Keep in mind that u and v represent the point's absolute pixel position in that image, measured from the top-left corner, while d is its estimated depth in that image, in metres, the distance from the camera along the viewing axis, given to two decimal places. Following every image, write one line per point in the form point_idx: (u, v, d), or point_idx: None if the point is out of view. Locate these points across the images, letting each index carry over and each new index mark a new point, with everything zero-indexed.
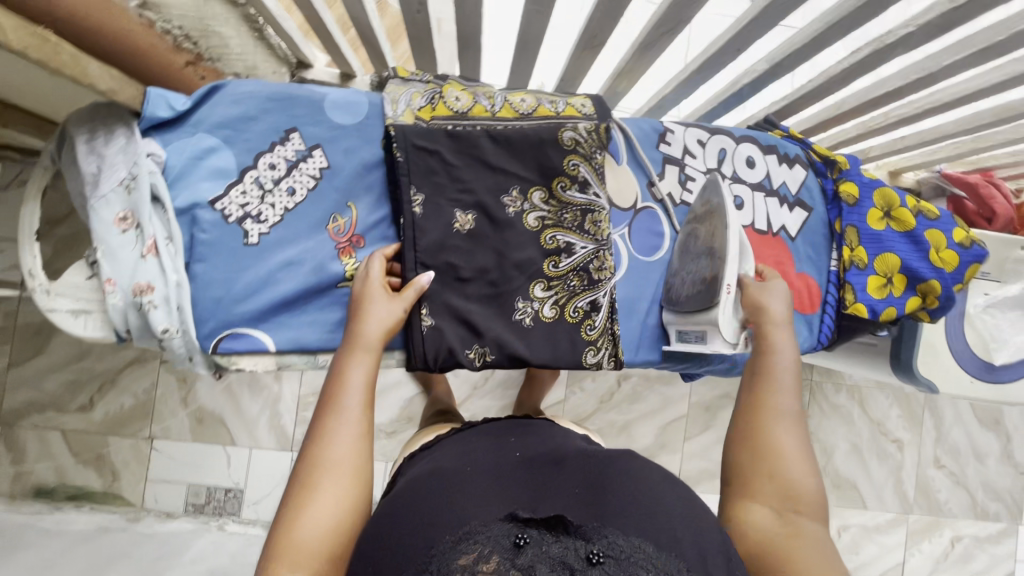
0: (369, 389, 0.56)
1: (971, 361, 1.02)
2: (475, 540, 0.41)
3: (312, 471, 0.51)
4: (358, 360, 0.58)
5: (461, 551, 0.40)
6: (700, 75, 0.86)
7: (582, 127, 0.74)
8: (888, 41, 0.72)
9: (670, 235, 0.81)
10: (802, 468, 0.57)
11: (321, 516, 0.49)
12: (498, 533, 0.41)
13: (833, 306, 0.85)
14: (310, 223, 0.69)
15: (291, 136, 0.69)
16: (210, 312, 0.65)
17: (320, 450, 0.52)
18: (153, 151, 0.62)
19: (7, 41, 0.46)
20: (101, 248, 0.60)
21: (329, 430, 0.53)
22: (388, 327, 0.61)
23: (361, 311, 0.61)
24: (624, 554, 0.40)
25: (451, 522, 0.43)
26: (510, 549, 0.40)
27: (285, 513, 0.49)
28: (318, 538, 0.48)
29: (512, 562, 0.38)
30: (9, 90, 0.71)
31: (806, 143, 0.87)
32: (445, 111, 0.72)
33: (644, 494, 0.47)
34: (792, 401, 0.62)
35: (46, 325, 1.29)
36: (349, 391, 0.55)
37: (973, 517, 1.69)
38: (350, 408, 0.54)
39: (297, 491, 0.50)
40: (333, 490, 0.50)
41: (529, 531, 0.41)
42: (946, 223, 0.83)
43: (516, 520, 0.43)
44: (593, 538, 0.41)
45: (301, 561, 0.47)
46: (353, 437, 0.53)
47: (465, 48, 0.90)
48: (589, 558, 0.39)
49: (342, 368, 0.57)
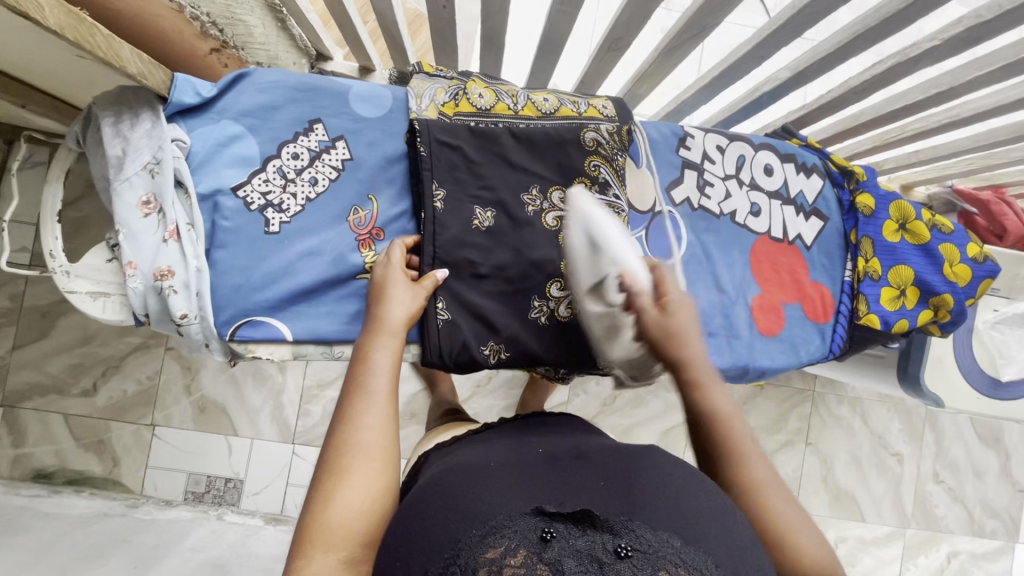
0: (394, 372, 0.57)
1: (978, 377, 1.03)
2: (503, 534, 0.40)
3: (339, 457, 0.51)
4: (385, 344, 0.58)
5: (488, 544, 0.40)
6: (722, 81, 0.86)
7: (604, 129, 0.74)
8: (911, 54, 0.72)
9: (687, 239, 0.79)
10: (805, 537, 0.53)
11: (355, 501, 0.48)
12: (524, 526, 0.41)
13: (847, 316, 0.85)
14: (330, 214, 0.69)
15: (315, 127, 0.69)
16: (229, 300, 0.65)
17: (346, 434, 0.52)
18: (178, 137, 0.63)
19: (44, 19, 0.46)
20: (123, 230, 0.61)
21: (355, 414, 0.53)
22: (413, 312, 0.62)
23: (386, 295, 0.62)
24: (653, 548, 0.40)
25: (477, 515, 0.43)
26: (537, 543, 0.39)
27: (315, 498, 0.49)
28: (353, 521, 0.48)
29: (539, 556, 0.38)
30: (32, 69, 0.72)
31: (824, 153, 0.87)
32: (468, 108, 0.72)
33: (682, 494, 0.47)
34: (763, 467, 0.57)
35: (53, 309, 1.29)
36: (375, 375, 0.55)
37: (970, 533, 1.69)
38: (378, 392, 0.55)
39: (325, 478, 0.50)
40: (364, 474, 0.50)
41: (556, 526, 0.41)
42: (960, 237, 0.83)
43: (541, 514, 0.42)
44: (621, 533, 0.41)
45: (334, 544, 0.47)
46: (380, 423, 0.53)
47: (488, 47, 0.91)
48: (617, 551, 0.39)
49: (369, 352, 0.57)
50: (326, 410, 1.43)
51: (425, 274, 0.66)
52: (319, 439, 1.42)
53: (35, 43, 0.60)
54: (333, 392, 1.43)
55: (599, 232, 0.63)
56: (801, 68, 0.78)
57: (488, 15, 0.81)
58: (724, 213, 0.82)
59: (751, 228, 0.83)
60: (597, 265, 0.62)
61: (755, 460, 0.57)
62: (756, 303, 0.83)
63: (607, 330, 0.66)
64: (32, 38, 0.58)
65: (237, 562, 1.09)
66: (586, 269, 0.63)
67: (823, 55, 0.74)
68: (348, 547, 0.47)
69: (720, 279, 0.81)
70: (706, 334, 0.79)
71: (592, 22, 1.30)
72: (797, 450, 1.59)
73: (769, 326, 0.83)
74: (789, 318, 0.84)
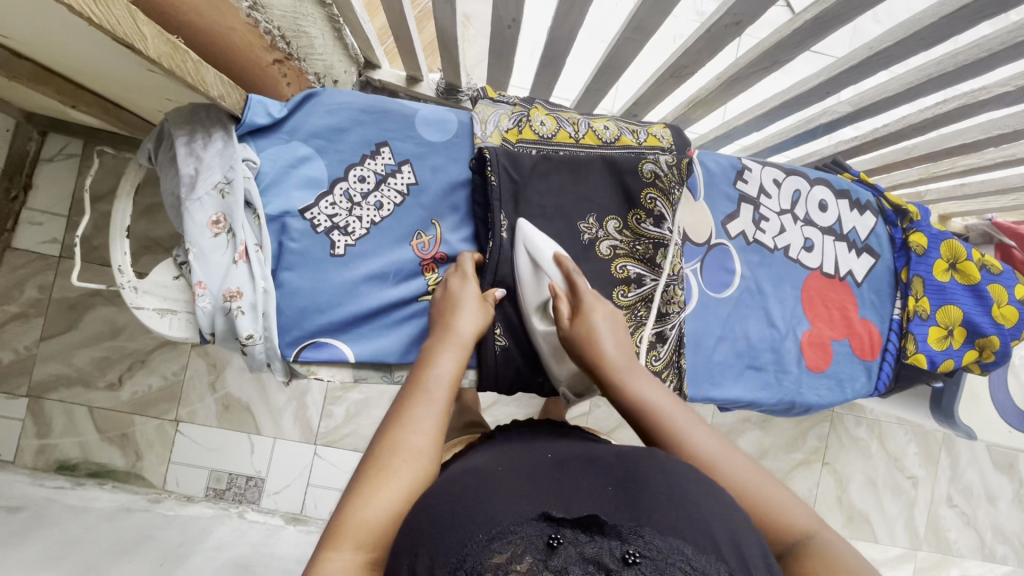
0: (455, 382, 0.55)
1: (1010, 413, 1.04)
2: (508, 539, 0.35)
3: (389, 457, 0.47)
4: (450, 354, 0.57)
5: (493, 549, 0.35)
6: (782, 110, 0.87)
7: (663, 160, 0.71)
8: (981, 98, 0.74)
9: (740, 272, 0.80)
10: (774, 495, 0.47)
11: (391, 503, 0.45)
12: (530, 531, 0.35)
13: (894, 354, 0.86)
14: (395, 237, 0.70)
15: (382, 150, 0.69)
16: (294, 321, 0.66)
17: (398, 436, 0.49)
18: (249, 157, 0.63)
19: (146, 48, 0.46)
20: (193, 249, 0.61)
21: (412, 416, 0.51)
22: (480, 331, 0.61)
23: (457, 310, 0.62)
24: (663, 555, 0.34)
25: (480, 516, 0.37)
26: (543, 550, 0.34)
27: (353, 489, 0.46)
28: (387, 523, 0.44)
29: (544, 565, 0.33)
30: (95, 70, 0.70)
31: (878, 190, 0.87)
32: (531, 135, 0.71)
33: (678, 486, 0.39)
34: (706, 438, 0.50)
35: (81, 301, 1.26)
36: (437, 381, 0.54)
37: (980, 557, 1.70)
38: (437, 399, 0.53)
39: (368, 471, 0.47)
40: (409, 478, 0.46)
41: (563, 531, 0.35)
42: (1008, 278, 0.83)
43: (548, 519, 0.36)
44: (629, 539, 0.35)
45: (364, 543, 0.43)
46: (432, 428, 0.50)
47: (546, 65, 0.90)
48: (624, 558, 0.33)
49: (433, 359, 0.56)
50: (348, 411, 1.43)
51: (484, 292, 0.66)
52: (342, 440, 1.42)
53: (116, 58, 0.60)
54: (357, 394, 1.44)
55: (533, 250, 0.64)
56: (865, 103, 0.80)
57: (553, 37, 0.81)
58: (778, 247, 0.82)
59: (804, 263, 0.84)
60: (538, 283, 0.65)
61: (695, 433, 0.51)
62: (806, 338, 0.83)
63: (555, 351, 0.67)
64: (118, 56, 0.58)
65: (261, 562, 1.09)
66: (527, 290, 0.65)
67: (892, 93, 0.76)
68: (378, 548, 0.43)
69: (772, 314, 0.82)
70: (754, 368, 0.81)
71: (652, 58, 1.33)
72: (813, 470, 1.59)
73: (817, 363, 0.84)
74: (835, 353, 0.85)
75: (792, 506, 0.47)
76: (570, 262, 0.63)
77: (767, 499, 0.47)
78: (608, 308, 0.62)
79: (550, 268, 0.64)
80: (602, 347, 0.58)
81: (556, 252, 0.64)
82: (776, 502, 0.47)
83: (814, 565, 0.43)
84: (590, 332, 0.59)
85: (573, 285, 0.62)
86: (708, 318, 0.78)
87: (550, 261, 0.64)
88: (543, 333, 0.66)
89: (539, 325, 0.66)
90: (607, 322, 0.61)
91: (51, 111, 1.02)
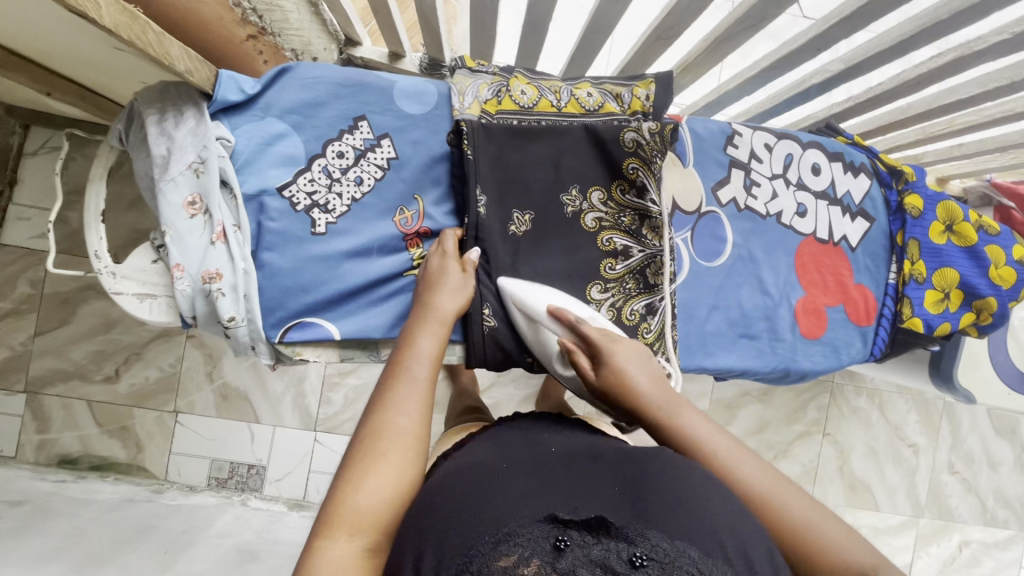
0: (436, 360, 0.55)
1: (1010, 372, 1.03)
2: (515, 541, 0.38)
3: (375, 440, 0.48)
4: (429, 332, 0.57)
5: (500, 551, 0.37)
6: (770, 72, 0.85)
7: (645, 128, 0.69)
8: (976, 48, 0.72)
9: (732, 240, 0.79)
10: (829, 526, 0.48)
11: (384, 488, 0.46)
12: (537, 534, 0.38)
13: (889, 319, 0.85)
14: (378, 211, 0.68)
15: (360, 124, 0.67)
16: (276, 302, 0.65)
17: (383, 418, 0.50)
18: (222, 135, 0.61)
19: (100, 17, 0.44)
20: (169, 232, 0.60)
21: (397, 396, 0.51)
22: (462, 308, 0.61)
23: (438, 286, 0.61)
24: (670, 558, 0.36)
25: (491, 518, 0.40)
26: (551, 552, 0.36)
27: (343, 477, 0.47)
28: (382, 508, 0.45)
29: (551, 568, 0.35)
30: (75, 58, 0.69)
31: (874, 152, 0.85)
32: (511, 105, 0.69)
33: (680, 487, 0.42)
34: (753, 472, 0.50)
35: (74, 295, 1.25)
36: (418, 360, 0.54)
37: (982, 522, 1.69)
38: (419, 377, 0.53)
39: (356, 456, 0.48)
40: (397, 461, 0.48)
41: (570, 534, 0.37)
42: (1006, 239, 0.81)
43: (555, 521, 0.39)
44: (636, 540, 0.37)
45: (360, 529, 0.44)
46: (416, 408, 0.51)
47: (529, 35, 0.88)
48: (633, 561, 0.35)
49: (413, 338, 0.56)
50: (347, 398, 1.42)
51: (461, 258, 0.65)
52: (341, 426, 1.41)
53: (87, 42, 0.59)
54: (355, 380, 1.42)
55: (526, 306, 0.64)
56: (857, 60, 0.78)
57: (534, 3, 0.79)
58: (770, 214, 0.81)
59: (797, 229, 0.82)
60: (540, 334, 0.65)
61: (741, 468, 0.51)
62: (800, 305, 0.82)
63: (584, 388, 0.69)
64: (82, 36, 0.57)
65: (265, 547, 1.10)
66: (529, 338, 0.67)
67: (884, 47, 0.74)
68: (374, 530, 0.45)
69: (765, 282, 0.80)
70: (748, 337, 0.79)
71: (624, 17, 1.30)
72: (814, 441, 1.59)
73: (811, 330, 0.82)
74: (830, 320, 0.84)
75: (853, 542, 0.47)
76: (571, 313, 0.63)
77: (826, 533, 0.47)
78: (625, 346, 0.61)
79: (550, 322, 0.63)
80: (635, 388, 0.57)
81: (549, 306, 0.63)
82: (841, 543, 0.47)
83: None
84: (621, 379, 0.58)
85: (581, 334, 0.62)
86: (699, 287, 0.77)
87: (547, 316, 0.63)
88: (568, 376, 0.67)
89: (563, 370, 0.67)
90: (631, 360, 0.60)
91: (30, 102, 1.00)
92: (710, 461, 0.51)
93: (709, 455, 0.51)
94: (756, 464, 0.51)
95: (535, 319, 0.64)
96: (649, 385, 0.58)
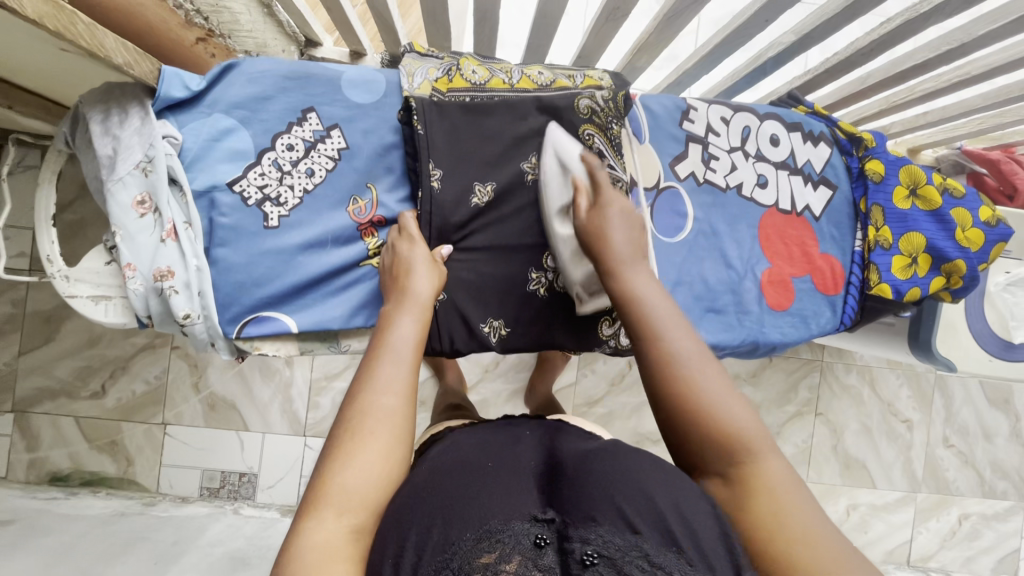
0: (421, 339, 0.54)
1: (990, 339, 1.01)
2: (496, 538, 0.37)
3: (360, 418, 0.46)
4: (410, 312, 0.55)
5: (481, 549, 0.37)
6: (725, 47, 0.85)
7: (599, 95, 0.71)
8: (923, 10, 0.72)
9: (693, 215, 0.80)
10: (739, 408, 0.47)
11: (370, 468, 0.44)
12: (517, 530, 0.38)
13: (858, 287, 0.84)
14: (330, 203, 0.68)
15: (309, 116, 0.67)
16: (232, 297, 0.64)
17: (368, 397, 0.47)
18: (169, 134, 0.61)
19: (22, 10, 0.43)
20: (119, 232, 0.59)
21: (378, 374, 0.49)
22: (438, 290, 0.60)
23: (411, 271, 0.60)
24: (621, 554, 0.36)
25: (472, 512, 0.39)
26: (531, 549, 0.37)
27: (330, 454, 0.45)
28: (369, 487, 0.44)
29: (534, 562, 0.36)
30: (26, 73, 0.65)
31: (832, 120, 0.86)
32: (462, 83, 0.70)
33: (644, 473, 0.41)
34: (687, 343, 0.49)
35: (56, 312, 1.25)
36: (402, 338, 0.52)
37: (981, 495, 1.67)
38: (405, 357, 0.51)
39: (339, 439, 0.45)
40: (386, 439, 0.46)
41: (550, 532, 0.38)
42: (972, 202, 0.81)
43: (535, 519, 0.39)
44: (593, 538, 0.37)
45: (349, 509, 0.42)
46: (400, 384, 0.49)
47: (484, 24, 0.88)
48: (583, 561, 0.36)
49: (393, 319, 0.54)
50: (335, 402, 1.37)
51: (431, 251, 0.65)
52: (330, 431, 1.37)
53: (38, 56, 0.58)
54: (343, 383, 1.37)
55: (561, 151, 0.67)
56: (807, 30, 0.78)
57: None
58: (730, 186, 0.81)
59: (758, 201, 0.83)
60: (561, 180, 0.66)
61: (676, 335, 0.50)
62: (765, 277, 0.83)
63: (574, 252, 0.67)
64: (30, 49, 0.56)
65: (257, 554, 1.09)
66: (547, 183, 0.67)
67: (831, 14, 0.73)
68: (364, 514, 0.43)
69: (728, 255, 0.81)
70: (715, 312, 0.80)
71: (583, 5, 1.32)
72: (807, 421, 1.59)
73: (779, 301, 0.83)
74: (799, 291, 0.84)
75: (755, 430, 0.46)
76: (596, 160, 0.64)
77: (726, 412, 0.46)
78: (626, 203, 0.60)
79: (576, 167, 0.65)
80: (608, 239, 0.57)
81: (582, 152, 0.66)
82: (741, 428, 0.46)
83: (750, 499, 0.43)
84: (602, 224, 0.58)
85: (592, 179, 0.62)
86: (664, 264, 0.77)
87: (576, 161, 0.65)
88: (564, 236, 0.67)
89: (560, 228, 0.67)
90: (620, 218, 0.59)
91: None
92: (643, 316, 0.52)
93: (645, 314, 0.51)
94: (693, 343, 0.50)
95: (565, 158, 0.66)
96: (631, 244, 0.57)
